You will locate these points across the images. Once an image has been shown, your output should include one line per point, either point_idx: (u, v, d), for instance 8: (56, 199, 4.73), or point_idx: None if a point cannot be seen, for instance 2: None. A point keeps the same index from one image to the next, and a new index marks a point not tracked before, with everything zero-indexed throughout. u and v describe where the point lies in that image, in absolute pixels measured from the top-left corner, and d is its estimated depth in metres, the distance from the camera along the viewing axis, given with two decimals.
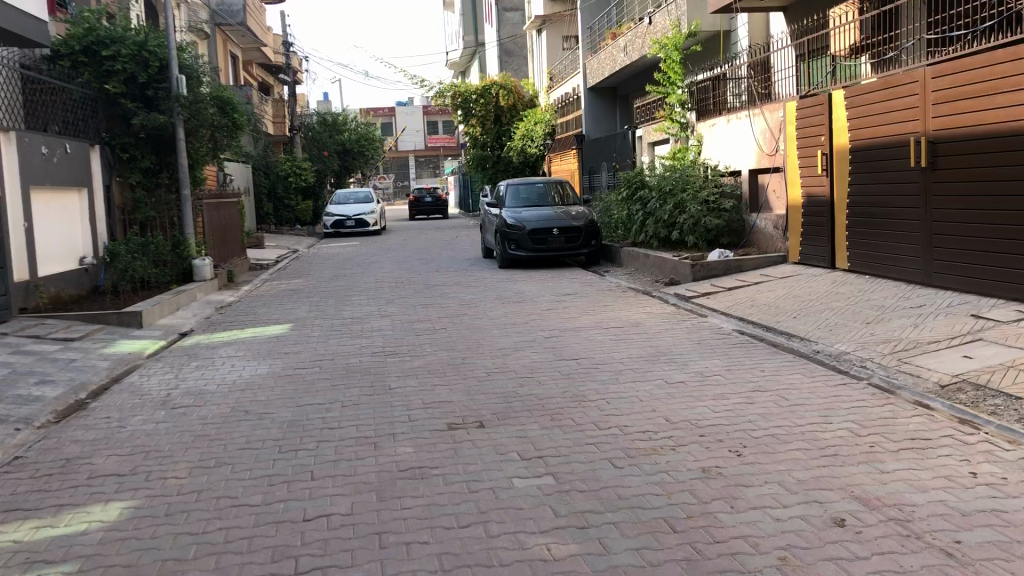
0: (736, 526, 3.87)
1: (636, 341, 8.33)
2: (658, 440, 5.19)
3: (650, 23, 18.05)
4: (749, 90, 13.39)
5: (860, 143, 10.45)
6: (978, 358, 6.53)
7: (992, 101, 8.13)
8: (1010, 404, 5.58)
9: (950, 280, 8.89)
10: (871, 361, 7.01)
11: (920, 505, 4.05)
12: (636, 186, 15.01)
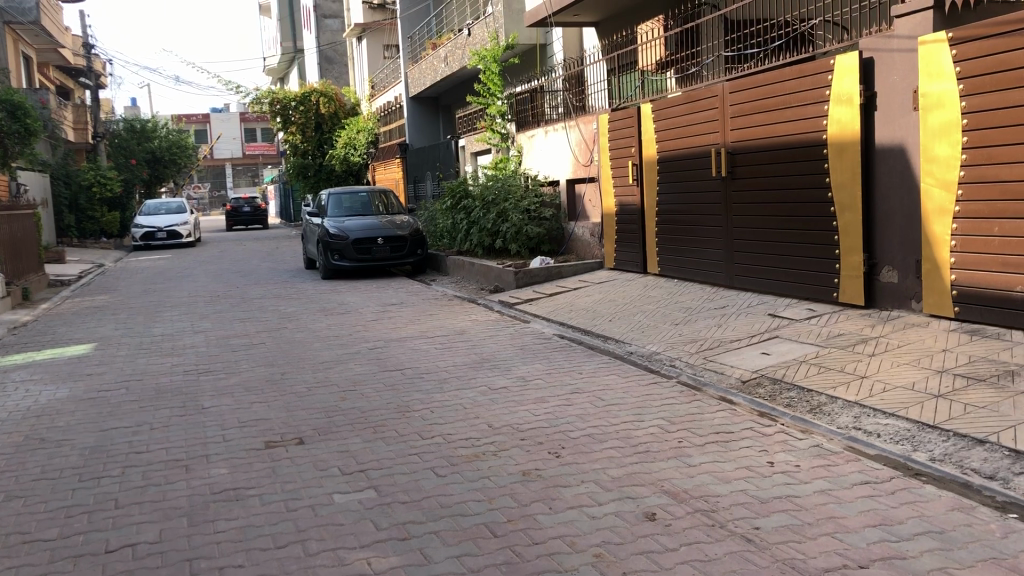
0: (554, 526, 3.96)
1: (459, 349, 8.38)
2: (479, 446, 5.24)
3: (469, 35, 18.28)
4: (565, 102, 13.82)
5: (667, 154, 10.99)
6: (775, 354, 7.02)
7: (782, 115, 8.76)
8: (803, 395, 6.03)
9: (749, 283, 9.51)
10: (680, 361, 7.37)
11: (723, 496, 4.30)
12: (460, 196, 15.21)
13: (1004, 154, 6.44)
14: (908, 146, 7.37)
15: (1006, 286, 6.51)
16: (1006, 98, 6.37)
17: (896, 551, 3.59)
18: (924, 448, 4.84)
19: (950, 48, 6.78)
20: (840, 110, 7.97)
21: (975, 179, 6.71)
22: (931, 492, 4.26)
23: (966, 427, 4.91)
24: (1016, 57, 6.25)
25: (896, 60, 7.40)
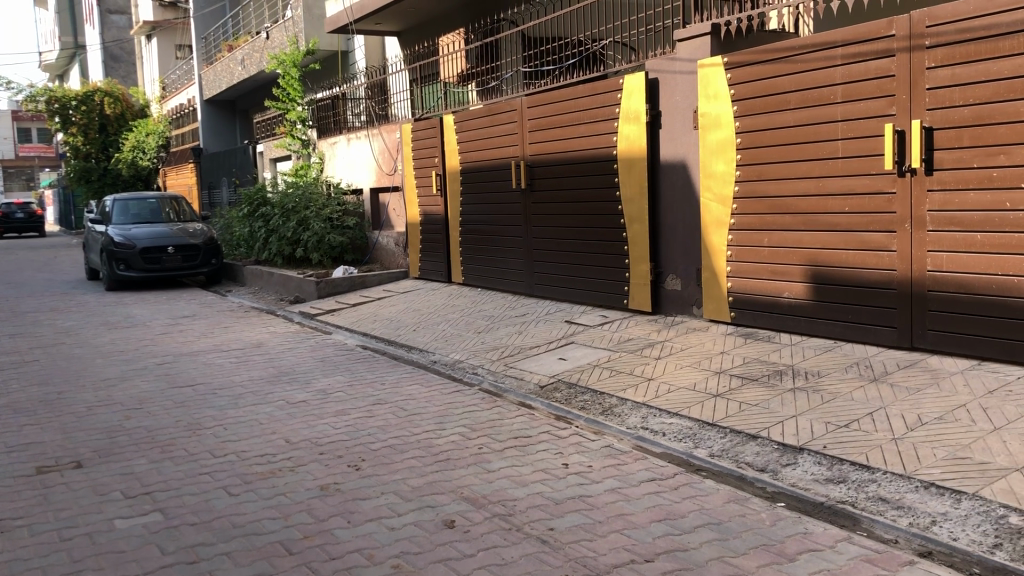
0: (352, 540, 3.91)
1: (257, 362, 8.10)
2: (276, 462, 5.08)
3: (267, 38, 17.77)
4: (367, 110, 13.73)
5: (469, 165, 11.15)
6: (571, 359, 7.27)
7: (576, 130, 9.12)
8: (597, 398, 6.28)
9: (548, 291, 9.80)
10: (481, 368, 7.48)
11: (520, 499, 4.40)
12: (258, 203, 14.76)
13: (772, 171, 7.02)
14: (689, 162, 7.86)
15: (775, 292, 7.07)
16: (774, 120, 6.94)
17: (678, 543, 3.81)
18: (704, 444, 5.17)
19: (726, 72, 7.31)
20: (629, 127, 8.40)
21: (748, 194, 7.27)
22: (710, 485, 4.56)
23: (740, 423, 5.29)
24: (782, 82, 6.82)
25: (678, 81, 7.88)
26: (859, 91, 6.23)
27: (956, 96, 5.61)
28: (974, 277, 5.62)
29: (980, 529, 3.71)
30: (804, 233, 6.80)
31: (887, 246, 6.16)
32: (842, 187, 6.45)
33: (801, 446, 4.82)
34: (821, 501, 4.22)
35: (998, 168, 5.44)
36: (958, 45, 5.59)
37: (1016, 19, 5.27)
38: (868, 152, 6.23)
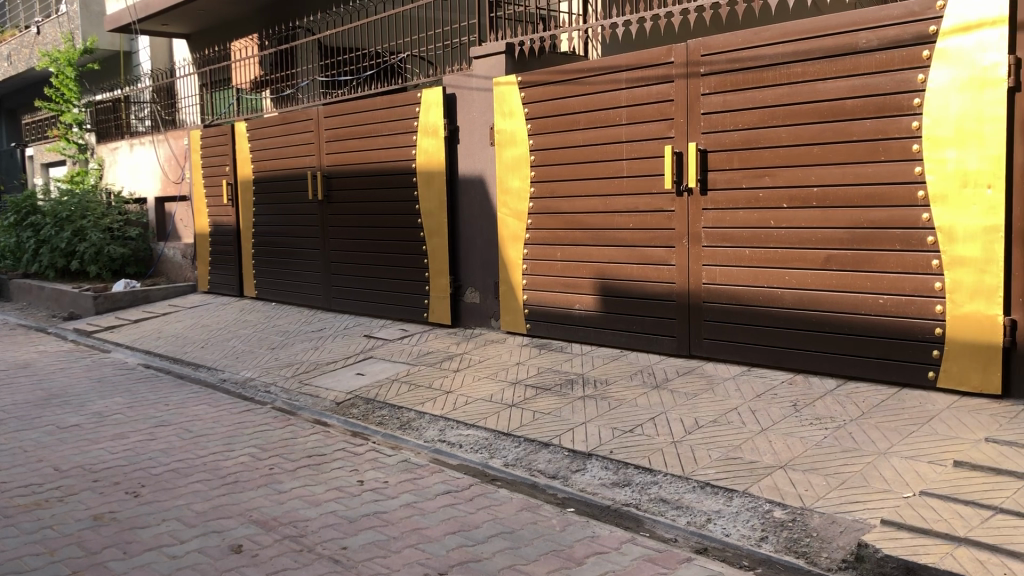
0: (128, 572, 3.64)
1: (22, 385, 7.41)
2: (42, 493, 4.67)
3: (38, 34, 16.48)
4: (153, 115, 13.02)
5: (263, 174, 10.79)
6: (368, 375, 7.18)
7: (374, 142, 9.04)
8: (394, 412, 6.22)
9: (345, 304, 9.65)
10: (274, 386, 7.23)
11: (313, 519, 4.28)
12: (26, 211, 13.51)
13: (564, 187, 7.26)
14: (485, 177, 7.99)
15: (567, 305, 7.32)
16: (566, 138, 7.18)
17: (472, 554, 3.83)
18: (500, 455, 5.24)
19: (519, 91, 7.50)
20: (427, 141, 8.43)
21: (542, 209, 7.48)
22: (504, 495, 4.64)
23: (534, 433, 5.41)
24: (573, 102, 7.08)
25: (474, 97, 8.00)
26: (643, 114, 6.58)
27: (728, 121, 6.04)
28: (742, 289, 6.08)
29: (749, 525, 3.99)
30: (594, 248, 7.08)
31: (668, 261, 6.53)
32: (627, 205, 6.77)
33: (590, 452, 5.00)
34: (608, 505, 4.39)
35: (763, 189, 5.90)
36: (729, 74, 6.02)
37: (778, 52, 5.73)
38: (650, 172, 6.58)
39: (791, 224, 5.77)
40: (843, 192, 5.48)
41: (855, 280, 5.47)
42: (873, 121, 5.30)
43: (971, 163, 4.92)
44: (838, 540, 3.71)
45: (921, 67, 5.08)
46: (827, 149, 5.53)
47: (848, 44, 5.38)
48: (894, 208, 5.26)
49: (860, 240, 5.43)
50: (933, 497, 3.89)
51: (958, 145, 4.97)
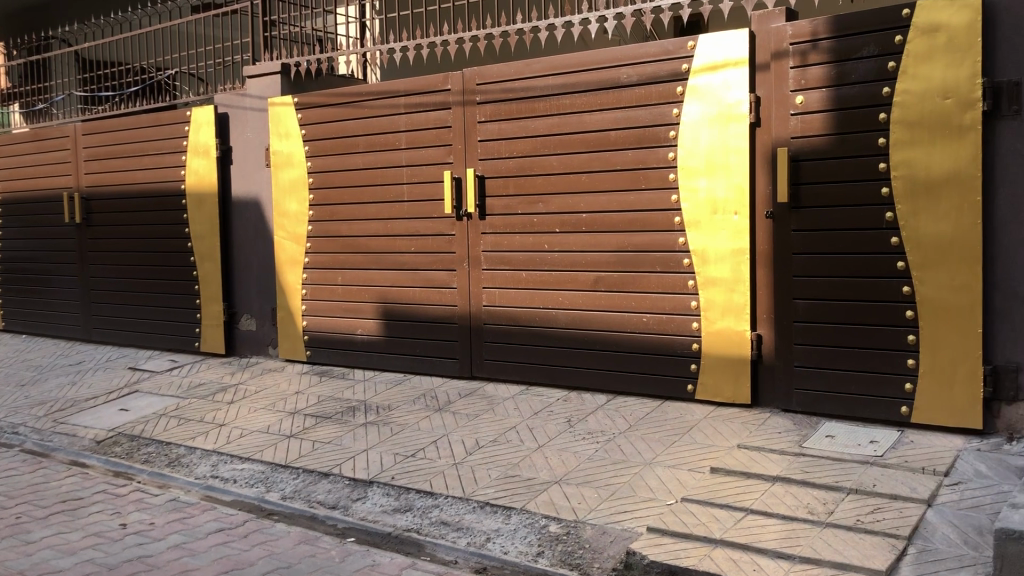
0: None
1: None
2: None
3: None
4: None
5: (11, 195, 9.88)
6: (133, 410, 6.71)
7: (139, 162, 8.52)
8: (162, 449, 5.84)
9: (108, 335, 9.00)
10: (23, 426, 6.58)
11: (66, 570, 3.93)
12: None
13: (343, 211, 7.17)
14: (261, 200, 7.73)
15: (348, 330, 7.21)
16: (344, 162, 7.10)
17: None
18: (277, 487, 5.04)
19: (296, 112, 7.34)
20: (197, 161, 8.05)
21: (320, 233, 7.35)
22: (280, 528, 4.47)
23: (313, 463, 5.27)
24: (352, 125, 7.02)
25: (248, 117, 7.74)
26: (421, 139, 6.63)
27: (503, 148, 6.22)
28: (519, 310, 6.25)
29: (526, 541, 4.06)
30: (374, 272, 7.03)
31: (448, 284, 6.59)
32: (407, 229, 6.79)
33: (371, 479, 4.93)
34: (389, 532, 4.33)
35: (537, 214, 6.11)
36: (503, 102, 6.20)
37: (547, 83, 5.97)
38: (429, 197, 6.64)
39: (563, 247, 6.01)
40: (610, 218, 5.79)
41: (621, 300, 5.78)
42: (635, 150, 5.65)
43: (720, 192, 5.34)
44: (609, 549, 3.87)
45: (675, 102, 5.47)
46: (595, 177, 5.82)
47: (610, 78, 5.71)
48: (654, 232, 5.62)
49: (625, 263, 5.75)
50: (693, 503, 4.15)
51: (709, 175, 5.38)
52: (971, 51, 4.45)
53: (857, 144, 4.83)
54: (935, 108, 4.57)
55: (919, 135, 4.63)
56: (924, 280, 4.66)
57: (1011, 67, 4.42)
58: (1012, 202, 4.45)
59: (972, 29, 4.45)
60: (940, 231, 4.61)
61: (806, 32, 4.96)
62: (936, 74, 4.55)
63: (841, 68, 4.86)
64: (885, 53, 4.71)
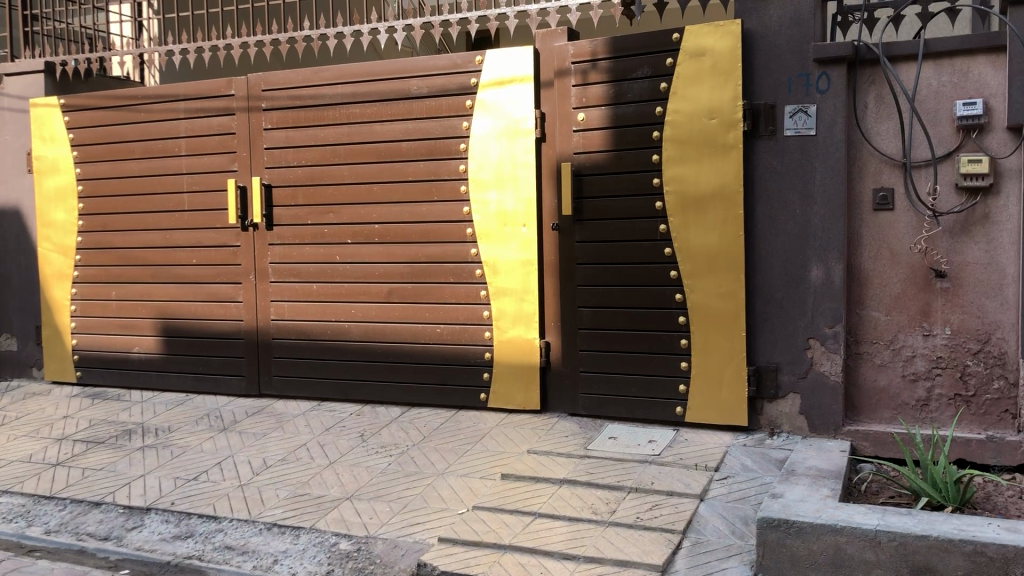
0: None
1: None
2: None
3: None
4: None
5: None
6: None
7: None
8: None
9: None
10: None
11: None
12: None
13: (117, 221, 6.71)
14: (22, 209, 7.09)
15: (123, 348, 6.74)
16: (119, 169, 6.66)
17: None
18: (38, 521, 4.60)
19: (62, 115, 6.81)
20: None
21: (92, 245, 6.84)
22: (42, 566, 4.09)
23: (82, 492, 4.86)
24: (126, 130, 6.59)
25: (7, 119, 7.09)
26: (203, 146, 6.33)
27: (291, 157, 6.05)
28: (310, 324, 6.09)
29: (315, 560, 3.94)
30: (152, 285, 6.62)
31: (234, 298, 6.31)
32: (188, 240, 6.45)
33: (147, 507, 4.61)
34: (167, 561, 4.06)
35: (328, 225, 5.98)
36: (290, 110, 6.03)
37: (337, 92, 5.87)
38: (213, 206, 6.34)
39: (354, 259, 5.92)
40: (402, 229, 5.76)
41: (414, 311, 5.77)
42: (425, 162, 5.67)
43: (509, 205, 5.45)
44: (400, 563, 3.83)
45: (465, 115, 5.54)
46: (386, 188, 5.79)
47: (401, 89, 5.70)
48: (446, 243, 5.66)
49: (417, 274, 5.75)
50: (483, 510, 4.19)
51: (498, 188, 5.48)
52: (733, 75, 4.79)
53: (634, 159, 5.09)
54: (702, 127, 4.88)
55: (688, 152, 4.93)
56: (695, 288, 4.97)
57: (767, 91, 4.79)
58: (770, 215, 4.82)
59: (733, 55, 4.78)
60: (708, 242, 4.92)
61: (587, 52, 5.17)
62: (703, 95, 4.87)
63: (618, 87, 5.10)
64: (658, 74, 4.99)
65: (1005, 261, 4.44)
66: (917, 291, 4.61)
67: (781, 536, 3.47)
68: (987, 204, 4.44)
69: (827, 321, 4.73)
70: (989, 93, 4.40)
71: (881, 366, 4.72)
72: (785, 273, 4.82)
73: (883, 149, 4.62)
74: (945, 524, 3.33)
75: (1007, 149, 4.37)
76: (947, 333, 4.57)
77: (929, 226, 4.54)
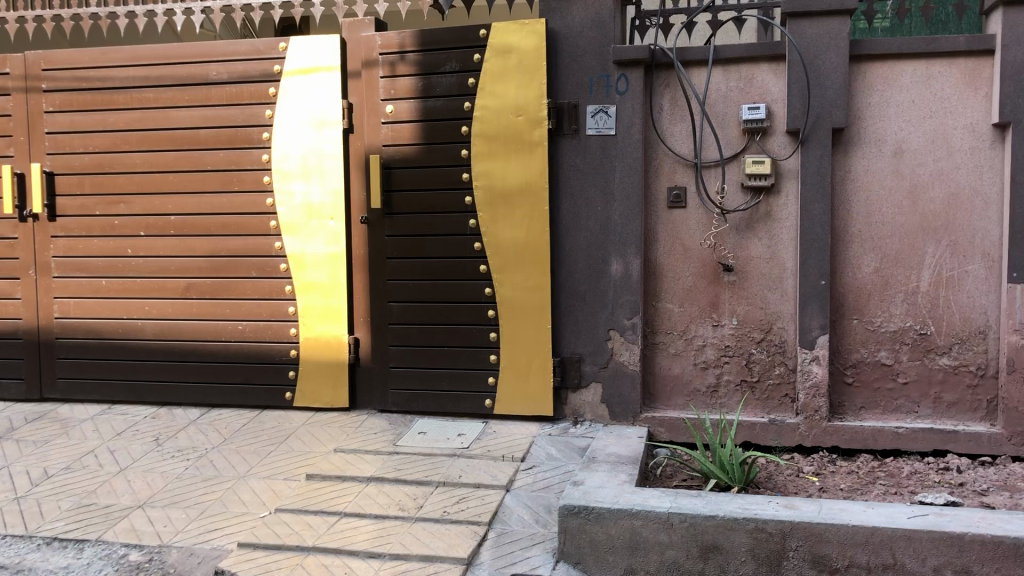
0: None
1: None
2: None
3: None
4: None
5: None
6: None
7: None
8: None
9: None
10: None
11: None
12: None
13: None
14: None
15: None
16: None
17: None
18: None
19: None
20: None
21: None
22: None
23: None
24: None
25: None
26: None
27: (75, 142, 5.62)
28: (100, 322, 5.69)
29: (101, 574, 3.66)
30: None
31: (11, 294, 5.79)
32: None
33: None
34: None
35: (119, 216, 5.61)
36: (75, 92, 5.60)
37: (128, 75, 5.51)
38: None
39: (148, 253, 5.59)
40: (200, 221, 5.49)
41: (215, 307, 5.51)
42: (226, 151, 5.42)
43: (315, 198, 5.31)
44: (196, 572, 3.64)
45: (268, 104, 5.34)
46: (183, 178, 5.49)
47: (198, 74, 5.41)
48: (248, 236, 5.44)
49: (218, 269, 5.49)
50: (286, 512, 4.06)
51: (304, 179, 5.33)
52: (538, 73, 4.89)
53: (443, 154, 5.09)
54: (509, 123, 4.95)
55: (496, 148, 4.99)
56: (502, 282, 5.04)
57: (570, 90, 4.91)
58: (573, 210, 4.95)
59: (539, 53, 4.88)
60: (514, 237, 5.00)
61: (394, 43, 5.10)
62: (509, 92, 4.93)
63: (427, 81, 5.08)
64: (465, 70, 5.01)
65: (785, 255, 4.76)
66: (707, 284, 4.87)
67: (581, 523, 3.57)
68: (769, 202, 4.76)
69: (626, 313, 4.91)
70: (771, 99, 4.71)
71: (675, 355, 4.96)
72: (587, 267, 4.96)
73: (676, 149, 4.85)
74: (730, 504, 3.54)
75: (787, 152, 4.70)
76: (734, 323, 4.86)
77: (717, 223, 4.81)
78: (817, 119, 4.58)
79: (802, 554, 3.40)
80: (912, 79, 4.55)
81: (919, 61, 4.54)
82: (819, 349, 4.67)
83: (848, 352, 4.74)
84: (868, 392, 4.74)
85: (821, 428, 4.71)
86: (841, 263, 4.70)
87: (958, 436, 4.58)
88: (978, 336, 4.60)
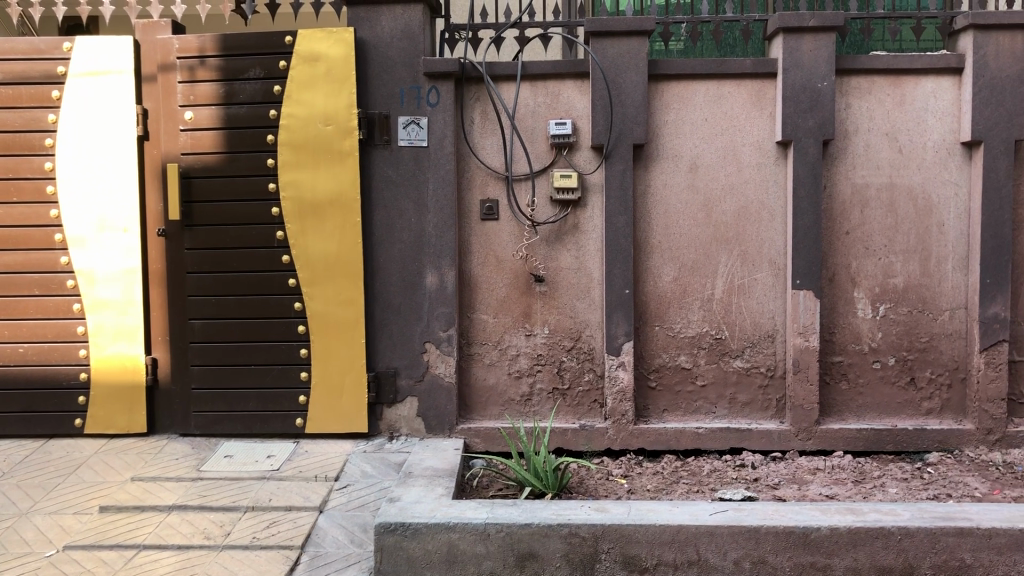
0: None
1: None
2: None
3: None
4: None
5: None
6: None
7: None
8: None
9: None
10: None
11: None
12: None
13: None
14: None
15: None
16: None
17: None
18: None
19: None
20: None
21: None
22: None
23: None
24: None
25: None
26: None
27: None
28: None
29: None
30: None
31: None
32: None
33: None
34: None
35: None
36: None
37: None
38: None
39: None
40: None
41: None
42: (2, 158, 4.97)
43: (106, 209, 4.96)
44: None
45: (51, 107, 4.94)
46: None
47: None
48: (29, 251, 5.00)
49: None
50: (76, 549, 3.75)
51: (92, 189, 4.96)
52: (347, 83, 4.79)
53: (248, 164, 4.88)
54: (317, 133, 4.82)
55: (304, 158, 4.84)
56: (313, 296, 4.89)
57: (380, 100, 4.85)
58: (386, 223, 4.88)
59: (347, 62, 4.78)
60: (325, 249, 4.86)
61: (193, 48, 4.86)
62: (317, 101, 4.81)
63: (229, 87, 4.86)
64: (270, 77, 4.84)
65: (591, 266, 4.92)
66: (519, 294, 4.95)
67: (398, 540, 3.50)
68: (577, 215, 4.90)
69: (441, 325, 4.89)
70: (576, 115, 4.86)
71: (490, 365, 5.00)
72: (401, 279, 4.90)
73: (488, 162, 4.90)
74: (545, 511, 3.59)
75: (591, 166, 4.86)
76: (546, 332, 4.96)
77: (528, 235, 4.90)
78: (619, 135, 4.76)
79: (613, 556, 3.50)
80: (705, 99, 4.82)
81: (710, 82, 4.82)
82: (624, 355, 4.84)
83: (651, 357, 4.95)
84: (670, 395, 4.97)
85: (628, 431, 4.89)
86: (644, 272, 4.91)
87: (751, 434, 4.88)
88: (766, 339, 4.92)
